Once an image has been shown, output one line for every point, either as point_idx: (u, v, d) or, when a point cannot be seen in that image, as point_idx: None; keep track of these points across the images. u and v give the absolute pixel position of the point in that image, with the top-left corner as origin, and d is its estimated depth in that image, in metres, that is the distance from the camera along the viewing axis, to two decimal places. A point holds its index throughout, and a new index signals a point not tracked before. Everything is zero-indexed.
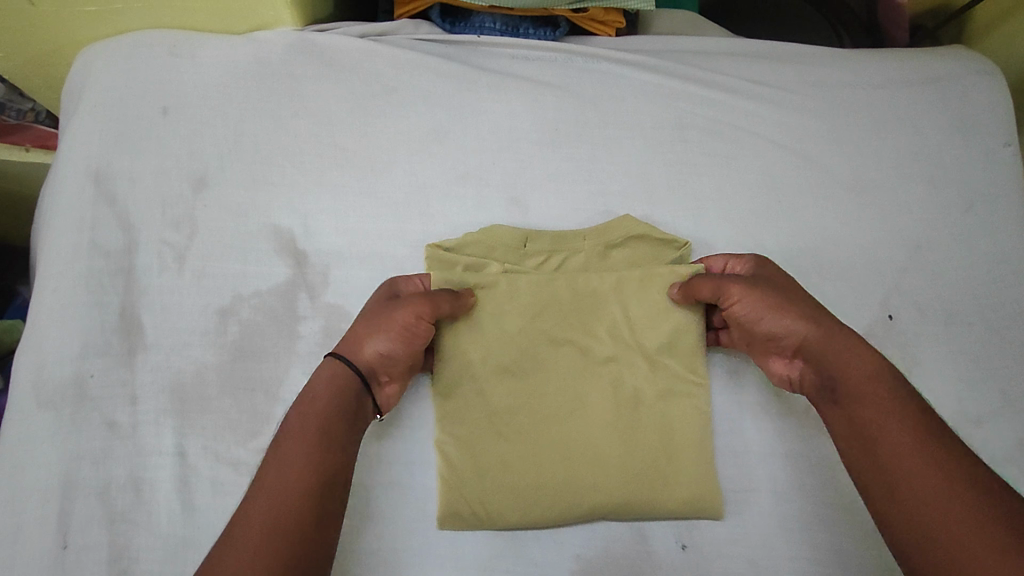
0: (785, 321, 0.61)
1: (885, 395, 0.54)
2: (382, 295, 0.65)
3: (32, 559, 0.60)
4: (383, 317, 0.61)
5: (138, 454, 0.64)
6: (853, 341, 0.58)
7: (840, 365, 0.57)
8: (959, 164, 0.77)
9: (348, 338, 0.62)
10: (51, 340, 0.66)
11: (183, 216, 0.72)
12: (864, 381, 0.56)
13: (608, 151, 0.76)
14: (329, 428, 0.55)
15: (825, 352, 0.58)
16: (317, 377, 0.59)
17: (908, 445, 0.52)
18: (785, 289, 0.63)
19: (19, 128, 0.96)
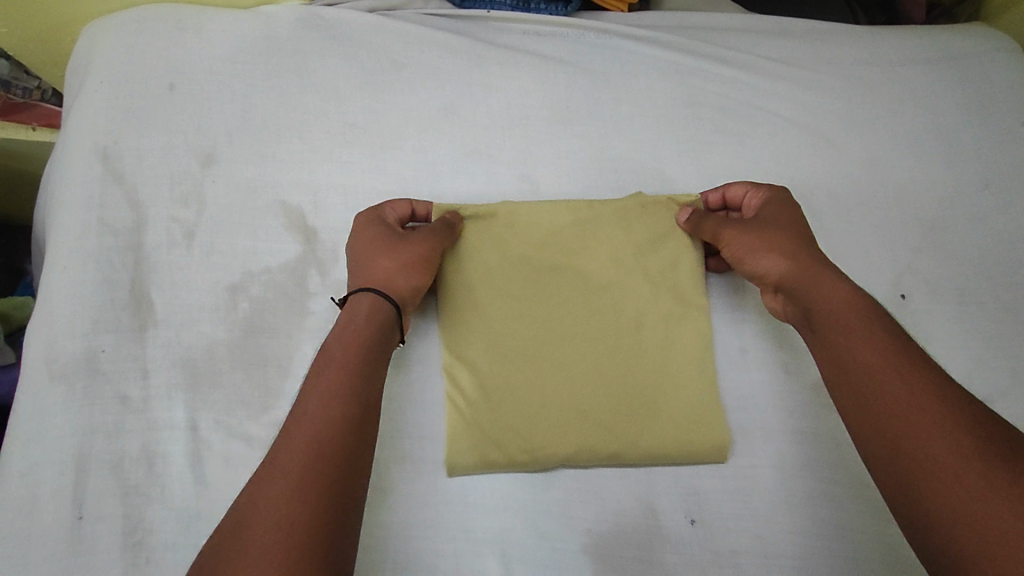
0: (772, 257, 0.62)
1: (872, 326, 0.54)
2: (378, 230, 0.65)
3: (48, 530, 0.61)
4: (404, 250, 0.63)
5: (149, 428, 0.64)
6: (828, 273, 0.59)
7: (820, 297, 0.58)
8: (976, 142, 0.76)
9: (368, 277, 0.61)
10: (61, 315, 0.67)
11: (191, 191, 0.71)
12: (835, 308, 0.56)
13: (620, 129, 0.75)
14: (350, 379, 0.53)
15: (808, 286, 0.59)
16: (352, 315, 0.58)
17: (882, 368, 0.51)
18: (774, 226, 0.64)
19: (24, 107, 0.93)
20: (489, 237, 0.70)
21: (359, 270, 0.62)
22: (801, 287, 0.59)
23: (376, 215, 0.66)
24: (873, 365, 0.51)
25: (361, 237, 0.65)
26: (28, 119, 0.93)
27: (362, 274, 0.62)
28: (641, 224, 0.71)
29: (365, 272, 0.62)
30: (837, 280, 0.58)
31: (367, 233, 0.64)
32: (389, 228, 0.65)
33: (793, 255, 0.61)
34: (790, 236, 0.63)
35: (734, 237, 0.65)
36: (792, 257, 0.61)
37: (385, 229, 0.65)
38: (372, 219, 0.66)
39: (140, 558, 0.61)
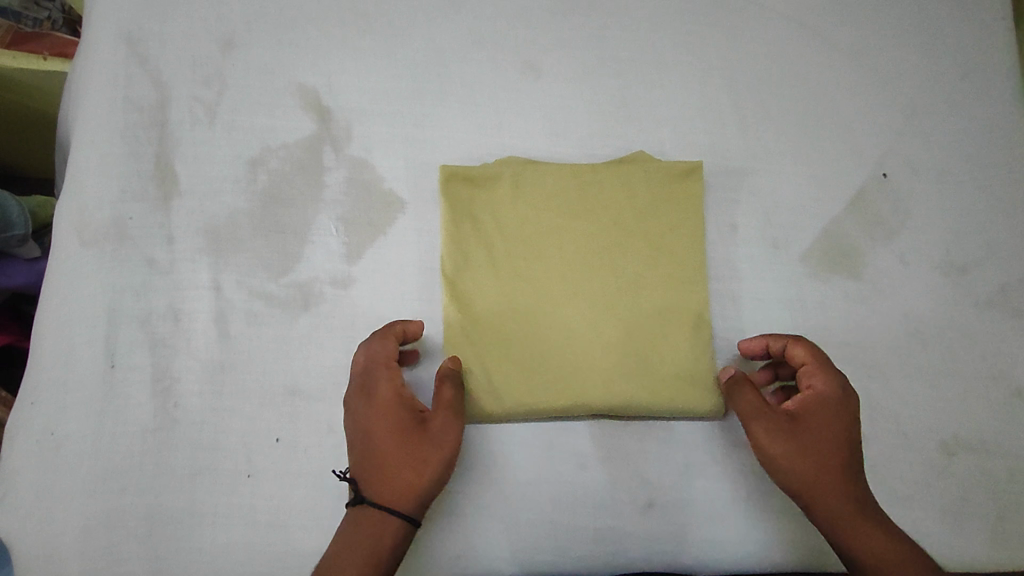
0: (816, 482, 0.57)
1: (915, 561, 0.54)
2: (403, 418, 0.58)
3: (85, 375, 0.65)
4: (422, 446, 0.57)
5: (175, 288, 0.68)
6: (869, 513, 0.56)
7: (863, 545, 0.55)
8: (958, 34, 0.80)
9: (380, 479, 0.56)
10: (92, 185, 0.70)
11: (212, 74, 0.74)
12: (882, 556, 0.55)
13: (620, 21, 0.78)
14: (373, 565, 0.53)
15: (852, 522, 0.56)
16: (364, 529, 0.55)
17: None
18: (824, 438, 0.58)
19: (36, 37, 0.99)
20: (490, 196, 0.71)
21: (366, 460, 0.57)
22: (845, 518, 0.56)
23: (383, 384, 0.60)
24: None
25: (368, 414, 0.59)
26: (40, 49, 0.98)
27: (374, 478, 0.56)
28: (649, 177, 0.72)
29: (381, 478, 0.56)
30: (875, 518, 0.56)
31: (382, 419, 0.58)
32: (405, 404, 0.59)
33: (839, 480, 0.57)
34: (840, 454, 0.57)
35: (782, 450, 0.58)
36: (838, 482, 0.57)
37: (398, 411, 0.58)
38: (379, 391, 0.59)
39: (169, 403, 0.65)
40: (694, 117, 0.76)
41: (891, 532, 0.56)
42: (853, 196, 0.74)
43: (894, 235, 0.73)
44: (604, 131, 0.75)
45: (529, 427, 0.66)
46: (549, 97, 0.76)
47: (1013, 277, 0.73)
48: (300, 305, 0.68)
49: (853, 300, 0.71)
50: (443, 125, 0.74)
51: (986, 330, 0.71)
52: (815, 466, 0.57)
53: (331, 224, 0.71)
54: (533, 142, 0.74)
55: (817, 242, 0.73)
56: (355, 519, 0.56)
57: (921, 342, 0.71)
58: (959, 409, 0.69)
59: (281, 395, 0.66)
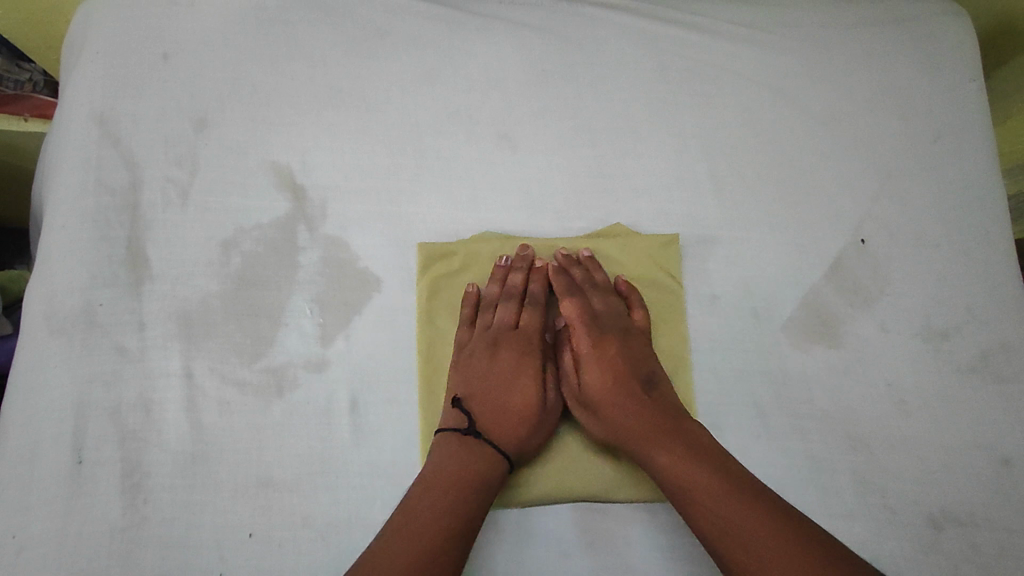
0: (608, 415, 0.64)
1: (701, 474, 0.57)
2: (532, 382, 0.67)
3: (50, 473, 0.63)
4: (544, 414, 0.66)
5: (146, 377, 0.67)
6: (661, 437, 0.61)
7: (655, 462, 0.60)
8: (929, 98, 0.81)
9: (499, 428, 0.64)
10: (59, 272, 0.69)
11: (185, 154, 0.74)
12: (675, 471, 0.58)
13: (594, 92, 0.78)
14: (473, 494, 0.59)
15: (643, 450, 0.61)
16: (470, 462, 0.60)
17: (727, 509, 0.55)
18: (621, 384, 0.65)
19: (16, 99, 0.98)
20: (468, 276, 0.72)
21: (488, 408, 0.65)
22: (636, 441, 0.62)
23: (521, 349, 0.69)
24: (701, 496, 0.56)
25: (501, 370, 0.67)
26: (20, 110, 0.96)
27: (503, 423, 0.64)
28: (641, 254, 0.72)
29: (508, 422, 0.64)
30: (666, 434, 0.61)
31: (519, 374, 0.67)
32: (535, 372, 0.68)
33: (627, 409, 0.63)
34: (620, 386, 0.65)
35: (574, 385, 0.68)
36: (623, 411, 0.63)
37: (530, 374, 0.68)
38: (518, 358, 0.68)
39: (139, 498, 0.63)
40: (670, 187, 0.76)
41: (683, 444, 0.59)
42: (832, 264, 0.74)
43: (874, 302, 0.73)
44: (582, 203, 0.75)
45: (507, 512, 0.64)
46: (525, 169, 0.75)
47: (993, 342, 0.73)
48: (274, 391, 0.67)
49: (836, 370, 0.70)
50: (420, 200, 0.74)
51: (971, 396, 0.71)
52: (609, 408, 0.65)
53: (306, 305, 0.70)
54: (510, 216, 0.74)
55: (797, 311, 0.72)
56: (464, 449, 0.61)
57: (905, 412, 0.70)
58: (946, 481, 0.68)
59: (254, 487, 0.64)
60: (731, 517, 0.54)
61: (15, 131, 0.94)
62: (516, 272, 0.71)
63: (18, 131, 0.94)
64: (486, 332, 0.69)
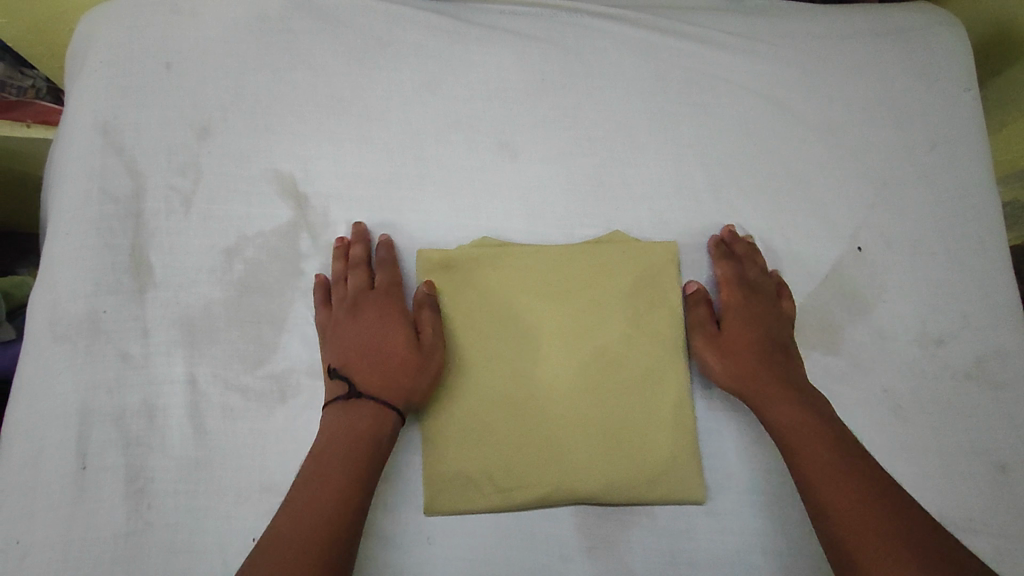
0: (742, 372, 0.67)
1: (817, 434, 0.62)
2: (402, 331, 0.67)
3: (55, 479, 0.63)
4: (422, 358, 0.66)
5: (150, 383, 0.67)
6: (788, 398, 0.65)
7: (778, 417, 0.64)
8: (924, 107, 0.82)
9: (379, 384, 0.64)
10: (64, 280, 0.69)
11: (188, 162, 0.75)
12: (795, 428, 0.63)
13: (593, 101, 0.79)
14: (368, 444, 0.61)
15: (769, 404, 0.65)
16: (357, 423, 0.62)
17: (838, 465, 0.59)
18: (759, 343, 0.68)
19: (20, 105, 0.98)
20: (466, 278, 0.71)
21: (363, 371, 0.65)
22: (761, 398, 0.66)
23: (380, 306, 0.69)
24: (817, 450, 0.60)
25: (365, 334, 0.67)
26: (23, 115, 0.97)
27: (380, 375, 0.65)
28: (624, 259, 0.72)
29: (383, 375, 0.65)
30: (793, 398, 0.65)
31: (389, 329, 0.67)
32: (397, 320, 0.68)
33: (764, 371, 0.67)
34: (762, 350, 0.68)
35: (711, 335, 0.70)
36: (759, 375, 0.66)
37: (399, 327, 0.67)
38: (377, 315, 0.68)
39: (143, 503, 0.64)
40: (669, 195, 0.76)
41: (809, 412, 0.63)
42: (829, 271, 0.75)
43: (870, 309, 0.74)
44: (582, 211, 0.75)
45: (509, 517, 0.65)
46: (525, 178, 0.76)
47: (988, 349, 0.73)
48: (277, 398, 0.68)
49: (833, 376, 0.71)
50: (421, 208, 0.74)
51: (967, 402, 0.72)
52: (741, 363, 0.67)
53: (307, 312, 0.71)
54: (511, 223, 0.75)
55: (795, 318, 0.73)
56: (348, 415, 0.63)
57: (901, 418, 0.71)
58: (942, 487, 0.68)
59: (257, 493, 0.65)
60: (835, 471, 0.59)
61: (18, 137, 0.97)
62: (356, 243, 0.71)
63: (22, 138, 0.97)
64: (344, 302, 0.69)
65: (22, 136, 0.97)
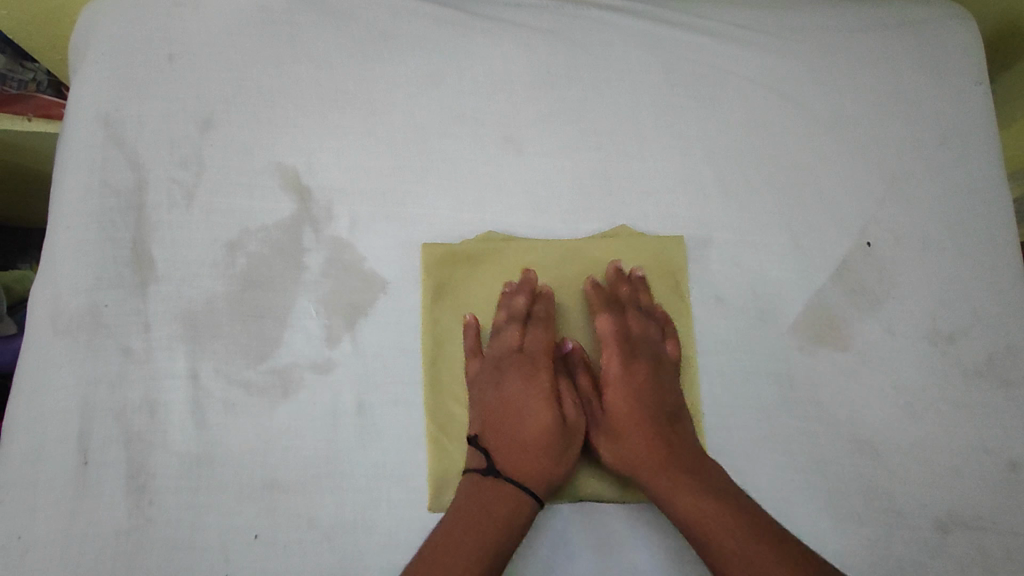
0: (627, 446, 0.63)
1: (711, 506, 0.58)
2: (545, 406, 0.65)
3: (56, 475, 0.63)
4: (568, 438, 0.64)
5: (151, 378, 0.66)
6: (681, 471, 0.60)
7: (675, 498, 0.59)
8: (934, 101, 0.81)
9: (520, 467, 0.62)
10: (65, 274, 0.69)
11: (191, 155, 0.74)
12: (693, 508, 0.58)
13: (599, 94, 0.78)
14: (506, 522, 0.59)
15: (663, 481, 0.61)
16: (495, 499, 0.60)
17: (744, 547, 0.55)
18: (645, 410, 0.64)
19: (21, 99, 0.97)
20: (474, 276, 0.72)
21: (502, 443, 0.63)
22: (653, 478, 0.61)
23: (527, 370, 0.66)
24: (715, 529, 0.57)
25: (509, 401, 0.65)
26: (25, 109, 0.96)
27: (518, 451, 0.63)
28: (630, 256, 0.73)
29: (523, 452, 0.63)
30: (684, 472, 0.60)
31: (534, 397, 0.65)
32: (546, 390, 0.65)
33: (644, 444, 0.63)
34: (645, 418, 0.64)
35: (592, 407, 0.67)
36: (642, 446, 0.63)
37: (544, 399, 0.65)
38: (523, 380, 0.66)
39: (144, 499, 0.63)
40: (677, 189, 0.75)
41: (699, 486, 0.59)
42: (838, 266, 0.74)
43: (880, 306, 0.73)
44: (588, 205, 0.75)
45: None
46: (530, 172, 0.75)
47: (999, 346, 0.72)
48: (280, 393, 0.67)
49: (841, 374, 0.70)
50: (426, 202, 0.74)
51: (977, 399, 0.71)
52: (632, 432, 0.64)
53: (310, 307, 0.70)
54: (516, 218, 0.74)
55: (803, 314, 0.72)
56: (482, 493, 0.60)
57: (911, 415, 0.70)
58: (952, 485, 0.68)
59: (260, 489, 0.64)
60: (740, 550, 0.55)
61: (19, 130, 0.96)
62: (518, 294, 0.70)
63: (23, 131, 0.96)
64: (487, 359, 0.68)
65: (24, 129, 0.95)
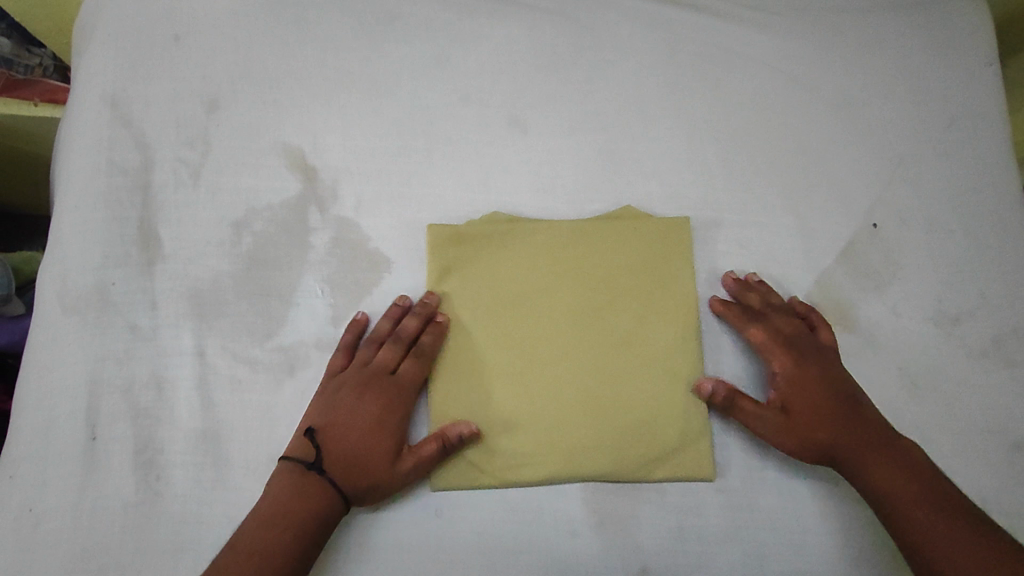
0: (819, 435, 0.63)
1: (909, 491, 0.59)
2: (388, 441, 0.62)
3: (64, 449, 0.63)
4: (388, 475, 0.61)
5: (159, 355, 0.67)
6: (891, 454, 0.61)
7: (874, 480, 0.61)
8: (943, 83, 0.80)
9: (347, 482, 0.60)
10: (73, 252, 0.69)
11: (197, 135, 0.74)
12: (905, 492, 0.59)
13: (605, 76, 0.78)
14: (302, 522, 0.58)
15: (864, 463, 0.62)
16: (281, 493, 0.60)
17: (952, 533, 0.56)
18: (825, 398, 0.65)
19: (26, 84, 0.97)
20: (479, 253, 0.71)
21: (337, 453, 0.61)
22: (843, 458, 0.63)
23: (390, 398, 0.64)
24: (940, 520, 0.57)
25: (362, 418, 0.63)
26: (30, 95, 0.96)
27: (345, 470, 0.61)
28: (637, 235, 0.71)
29: (346, 466, 0.61)
30: (886, 457, 0.61)
31: (385, 426, 0.63)
32: (396, 429, 0.63)
33: (837, 430, 0.63)
34: (834, 407, 0.64)
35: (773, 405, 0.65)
36: (833, 433, 0.63)
37: (329, 433, 0.63)
38: (381, 405, 0.64)
39: (152, 474, 0.64)
40: (682, 170, 0.75)
41: (903, 468, 0.60)
42: (843, 248, 0.74)
43: (885, 287, 0.73)
44: (593, 186, 0.74)
45: (518, 491, 0.64)
46: (535, 153, 0.75)
47: (1006, 328, 0.72)
48: (286, 370, 0.67)
49: (845, 355, 0.70)
50: (431, 182, 0.74)
51: (983, 381, 0.70)
52: (821, 423, 0.63)
53: (315, 285, 0.70)
54: (521, 198, 0.74)
55: (807, 295, 0.72)
56: (298, 487, 0.60)
57: (916, 396, 0.70)
58: (957, 465, 0.68)
59: (265, 465, 0.65)
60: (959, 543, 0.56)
61: (24, 116, 0.95)
62: (411, 316, 0.67)
63: (28, 117, 0.95)
64: (362, 370, 0.66)
65: (30, 114, 0.94)
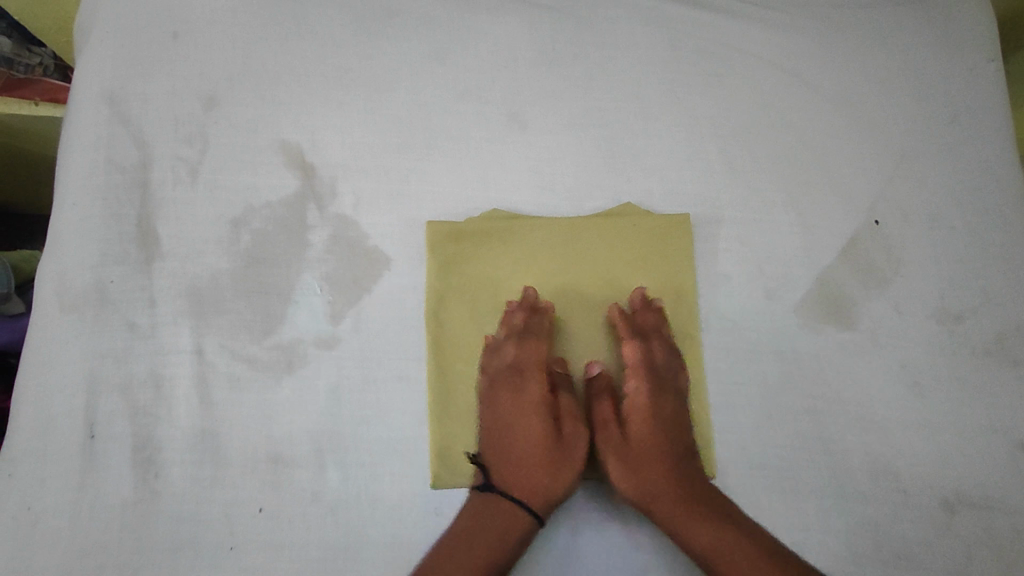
0: (645, 481, 0.62)
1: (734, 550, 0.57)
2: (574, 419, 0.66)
3: (62, 448, 0.63)
4: (562, 450, 0.64)
5: (157, 353, 0.67)
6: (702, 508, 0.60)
7: (696, 537, 0.59)
8: (945, 78, 0.80)
9: (530, 479, 0.63)
10: (71, 249, 0.69)
11: (196, 132, 0.74)
12: (734, 551, 0.57)
13: (605, 72, 0.78)
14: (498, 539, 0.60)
15: (678, 518, 0.60)
16: (480, 514, 0.62)
17: None
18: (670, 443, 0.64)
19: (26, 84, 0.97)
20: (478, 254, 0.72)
21: (502, 458, 0.65)
22: (666, 516, 0.60)
23: (514, 386, 0.68)
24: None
25: (498, 415, 0.67)
26: (31, 94, 0.96)
27: (554, 462, 0.64)
28: (636, 234, 0.72)
29: (533, 463, 0.64)
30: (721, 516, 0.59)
31: (528, 415, 0.66)
32: (540, 408, 0.67)
33: (656, 473, 0.62)
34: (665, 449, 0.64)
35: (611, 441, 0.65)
36: (667, 486, 0.62)
37: (521, 429, 0.66)
38: (513, 398, 0.67)
39: (150, 473, 0.64)
40: (683, 167, 0.75)
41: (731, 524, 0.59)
42: (845, 244, 0.73)
43: (887, 284, 0.72)
44: (592, 183, 0.74)
45: None
46: (534, 149, 0.75)
47: (1009, 325, 0.72)
48: (284, 368, 0.67)
49: (847, 352, 0.70)
50: (429, 179, 0.73)
51: (986, 378, 0.70)
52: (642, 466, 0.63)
53: (314, 283, 0.70)
54: (520, 195, 0.73)
55: (809, 292, 0.71)
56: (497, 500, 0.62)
57: (917, 394, 0.69)
58: (959, 463, 0.67)
59: (264, 463, 0.64)
60: None
61: (25, 114, 0.94)
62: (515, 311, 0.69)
63: (29, 115, 0.94)
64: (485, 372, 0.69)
65: (31, 113, 0.94)
